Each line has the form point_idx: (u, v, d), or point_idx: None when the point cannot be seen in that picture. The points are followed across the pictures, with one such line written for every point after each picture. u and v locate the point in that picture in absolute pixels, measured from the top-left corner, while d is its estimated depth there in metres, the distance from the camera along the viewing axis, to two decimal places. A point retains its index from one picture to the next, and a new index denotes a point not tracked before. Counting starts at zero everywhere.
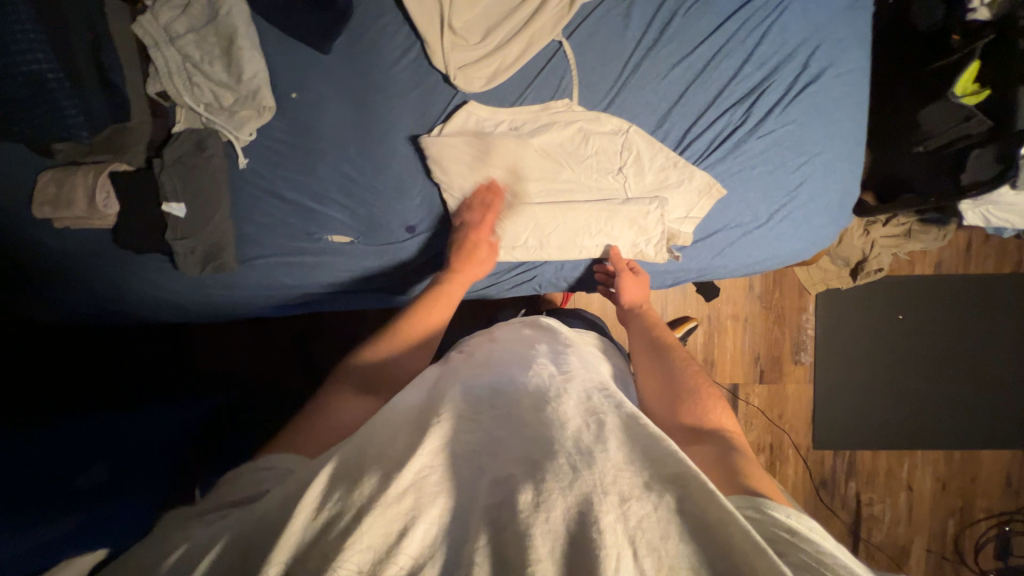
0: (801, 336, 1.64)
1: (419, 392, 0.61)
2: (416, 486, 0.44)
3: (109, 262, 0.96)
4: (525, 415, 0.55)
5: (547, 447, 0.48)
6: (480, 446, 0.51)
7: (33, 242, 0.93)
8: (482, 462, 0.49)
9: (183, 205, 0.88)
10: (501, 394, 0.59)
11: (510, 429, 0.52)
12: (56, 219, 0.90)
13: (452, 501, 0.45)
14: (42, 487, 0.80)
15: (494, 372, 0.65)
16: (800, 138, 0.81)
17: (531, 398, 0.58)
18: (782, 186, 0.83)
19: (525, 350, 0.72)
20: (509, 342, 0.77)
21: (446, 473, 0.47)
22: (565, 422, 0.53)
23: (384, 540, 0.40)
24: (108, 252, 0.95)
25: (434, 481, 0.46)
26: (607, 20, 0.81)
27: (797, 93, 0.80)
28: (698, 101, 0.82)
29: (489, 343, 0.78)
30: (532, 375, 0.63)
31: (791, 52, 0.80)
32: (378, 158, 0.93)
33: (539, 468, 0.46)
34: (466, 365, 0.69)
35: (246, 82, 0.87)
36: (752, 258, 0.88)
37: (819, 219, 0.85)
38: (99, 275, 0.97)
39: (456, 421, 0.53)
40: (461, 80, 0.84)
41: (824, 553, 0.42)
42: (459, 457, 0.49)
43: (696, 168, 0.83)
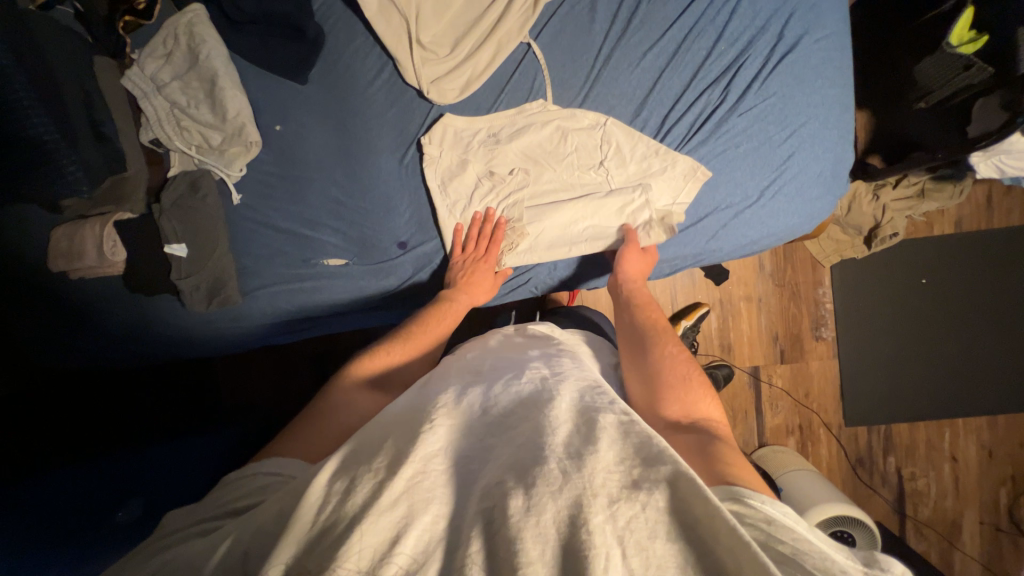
0: (820, 311, 1.58)
1: (414, 400, 0.63)
2: (407, 495, 0.45)
3: (125, 307, 1.01)
4: (516, 423, 0.56)
5: (539, 452, 0.49)
6: (473, 457, 0.52)
7: (53, 295, 0.98)
8: (472, 473, 0.50)
9: (184, 245, 0.91)
10: (493, 402, 0.60)
11: (501, 437, 0.54)
12: (70, 271, 0.95)
13: (442, 511, 0.46)
14: (86, 525, 0.83)
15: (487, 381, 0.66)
16: (784, 110, 0.79)
17: (524, 404, 0.59)
18: (770, 161, 0.80)
19: (517, 357, 0.74)
20: (500, 351, 0.79)
21: (440, 481, 0.48)
22: (557, 425, 0.53)
23: (378, 548, 0.42)
24: (122, 297, 1.00)
25: (427, 487, 0.47)
26: (572, 16, 0.81)
27: (775, 65, 0.78)
28: (674, 85, 0.81)
29: (483, 352, 0.80)
30: (524, 380, 0.64)
31: (764, 23, 0.78)
32: (364, 178, 0.94)
33: (529, 474, 0.47)
34: (460, 374, 0.71)
35: (231, 120, 0.90)
36: (747, 238, 0.85)
37: (813, 190, 0.82)
38: (114, 320, 1.02)
39: (450, 430, 0.54)
40: (435, 93, 0.85)
41: (800, 541, 0.43)
42: (452, 467, 0.50)
43: (678, 153, 0.81)
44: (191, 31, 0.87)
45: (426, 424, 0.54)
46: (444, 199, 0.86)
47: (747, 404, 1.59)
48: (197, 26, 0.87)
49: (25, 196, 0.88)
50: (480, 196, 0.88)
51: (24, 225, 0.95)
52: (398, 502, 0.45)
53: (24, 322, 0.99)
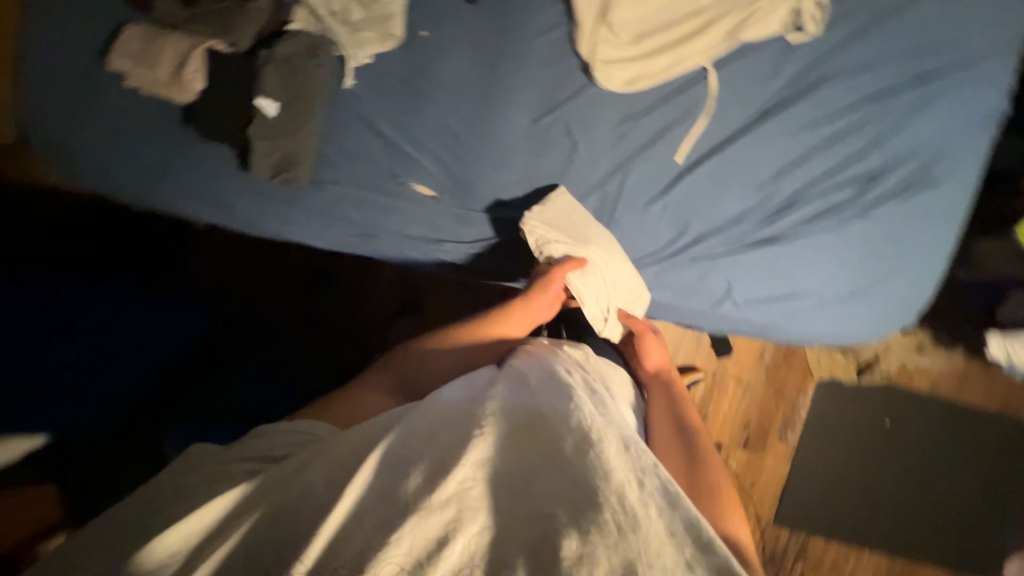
0: (794, 415, 1.68)
1: (470, 385, 0.60)
2: (456, 500, 0.44)
3: (171, 142, 0.90)
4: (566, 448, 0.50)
5: (591, 495, 0.45)
6: (523, 467, 0.49)
7: (98, 96, 0.88)
8: (523, 489, 0.47)
9: (277, 105, 0.83)
10: (552, 413, 0.54)
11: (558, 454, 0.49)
12: (132, 77, 0.85)
13: (479, 516, 0.44)
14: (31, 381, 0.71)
15: (550, 376, 0.61)
16: (899, 233, 0.84)
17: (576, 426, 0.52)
18: (869, 271, 0.84)
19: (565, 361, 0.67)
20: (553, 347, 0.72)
21: (485, 491, 0.46)
22: (610, 467, 0.48)
23: (436, 532, 0.42)
24: (168, 127, 0.89)
25: (476, 496, 0.45)
26: (756, 63, 0.83)
27: (907, 191, 0.83)
28: (819, 167, 0.83)
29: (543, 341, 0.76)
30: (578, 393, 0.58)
31: (913, 150, 0.83)
32: (488, 125, 0.87)
33: (584, 518, 0.44)
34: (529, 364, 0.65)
35: (383, 4, 0.85)
36: (816, 331, 0.88)
37: (892, 312, 0.87)
38: (145, 148, 0.90)
39: (497, 437, 0.51)
40: (600, 73, 0.83)
41: None
42: (497, 484, 0.47)
43: (795, 230, 0.83)
44: None
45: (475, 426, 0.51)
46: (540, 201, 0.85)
47: None
48: None
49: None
50: (593, 188, 0.86)
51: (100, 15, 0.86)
52: (450, 503, 0.43)
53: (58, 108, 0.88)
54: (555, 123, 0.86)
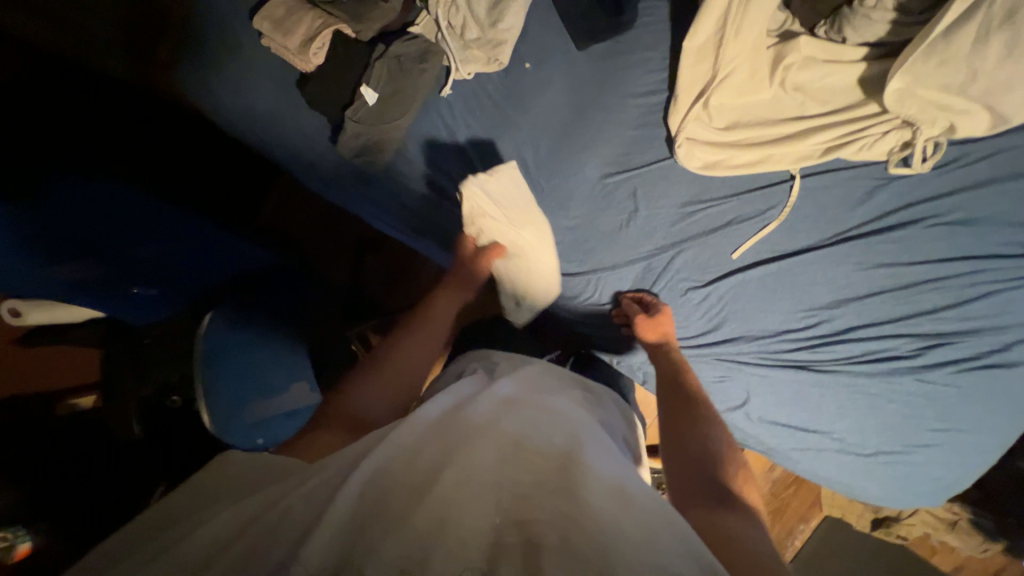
0: (786, 540, 1.54)
1: (457, 407, 0.58)
2: (436, 504, 0.41)
3: (279, 101, 0.98)
4: (548, 474, 0.46)
5: (576, 511, 0.41)
6: (504, 480, 0.45)
7: (227, 40, 0.95)
8: (512, 502, 0.43)
9: (376, 94, 0.89)
10: (533, 440, 0.51)
11: (547, 477, 0.46)
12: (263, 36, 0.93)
13: (463, 516, 0.40)
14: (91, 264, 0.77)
15: (537, 411, 0.59)
16: (953, 406, 0.76)
17: (559, 457, 0.49)
18: (906, 434, 0.78)
19: (552, 398, 0.64)
20: (541, 380, 0.69)
21: (463, 496, 0.42)
22: (595, 490, 0.45)
23: (416, 541, 0.38)
24: (280, 86, 0.97)
25: (456, 501, 0.41)
26: (848, 184, 0.79)
27: (979, 365, 0.75)
28: (884, 310, 0.77)
29: (542, 377, 0.70)
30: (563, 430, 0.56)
31: (999, 325, 0.75)
32: (560, 166, 0.89)
33: (569, 533, 0.39)
34: (519, 395, 0.62)
35: (499, 30, 0.87)
36: (826, 473, 0.83)
37: (917, 483, 0.80)
38: (255, 99, 0.97)
39: (476, 452, 0.48)
40: (683, 149, 0.82)
41: None
42: (480, 491, 0.43)
43: (836, 365, 0.78)
44: None
45: (455, 443, 0.49)
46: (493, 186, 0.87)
47: None
48: None
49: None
50: (640, 256, 0.86)
51: None
52: (434, 508, 0.40)
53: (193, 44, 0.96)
54: (623, 185, 0.87)
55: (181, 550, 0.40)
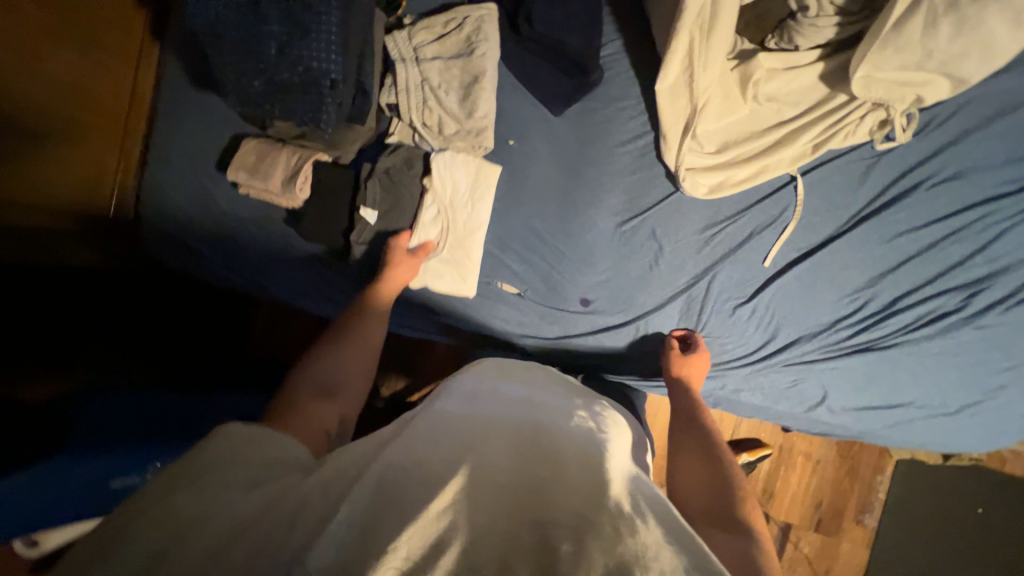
0: (870, 498, 1.57)
1: (466, 408, 0.55)
2: (446, 495, 0.38)
3: (273, 241, 0.95)
4: (565, 464, 0.45)
5: (592, 505, 0.39)
6: (516, 475, 0.43)
7: (208, 200, 0.94)
8: (528, 495, 0.40)
9: (376, 212, 0.90)
10: (546, 434, 0.50)
11: (568, 471, 0.44)
12: (239, 183, 0.92)
13: (473, 513, 0.37)
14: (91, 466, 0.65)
15: (555, 409, 0.57)
16: (1012, 343, 0.79)
17: (575, 452, 0.47)
18: (981, 382, 0.80)
19: (565, 397, 0.63)
20: (553, 384, 0.68)
21: (469, 492, 0.39)
22: (611, 487, 0.42)
23: (420, 545, 0.34)
24: (271, 228, 0.95)
25: (461, 496, 0.38)
26: (846, 170, 0.83)
27: (1019, 299, 0.79)
28: (920, 273, 0.81)
29: (553, 380, 0.70)
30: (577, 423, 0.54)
31: (1022, 257, 0.80)
32: (574, 227, 0.90)
33: (583, 527, 0.37)
34: (533, 395, 0.61)
35: (476, 119, 0.90)
36: (918, 439, 0.85)
37: (1006, 424, 0.82)
38: (251, 247, 0.96)
39: (487, 449, 0.45)
40: (687, 180, 0.85)
41: None
42: (488, 486, 0.40)
43: (898, 338, 0.81)
44: (478, 27, 0.89)
45: (470, 437, 0.47)
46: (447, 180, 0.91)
47: None
48: (486, 25, 0.89)
49: (247, 99, 0.84)
50: (678, 290, 0.88)
51: (214, 125, 0.94)
52: (445, 512, 0.36)
53: (183, 217, 0.95)
54: (641, 227, 0.88)
55: (208, 527, 0.35)
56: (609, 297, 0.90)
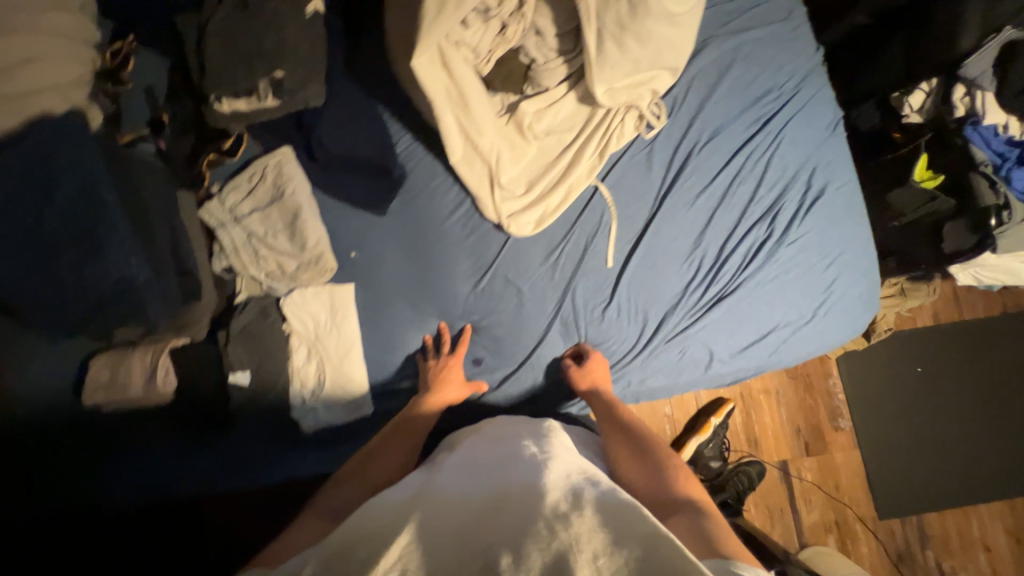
0: (835, 402, 1.66)
1: (417, 489, 0.64)
2: (402, 557, 0.46)
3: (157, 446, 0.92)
4: (506, 498, 0.57)
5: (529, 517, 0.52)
6: (468, 520, 0.53)
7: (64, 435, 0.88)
8: (481, 529, 0.52)
9: (248, 371, 0.90)
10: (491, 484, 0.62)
11: (511, 503, 0.55)
12: (103, 403, 0.90)
13: (432, 558, 0.47)
14: None
15: (487, 469, 0.68)
16: (823, 243, 0.90)
17: (514, 485, 0.60)
18: (818, 284, 0.90)
19: (503, 443, 0.75)
20: (493, 434, 0.80)
21: (423, 544, 0.49)
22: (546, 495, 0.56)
23: None
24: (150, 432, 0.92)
25: (417, 548, 0.48)
26: (633, 163, 0.95)
27: (809, 207, 0.91)
28: (728, 220, 0.92)
29: (483, 438, 0.80)
30: (514, 460, 0.67)
31: (794, 173, 0.93)
32: (440, 303, 0.97)
33: (522, 536, 0.49)
34: (478, 454, 0.72)
35: (311, 248, 0.94)
36: (803, 352, 0.93)
37: (858, 309, 0.91)
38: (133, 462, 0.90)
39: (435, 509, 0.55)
40: (512, 226, 0.93)
41: None
42: (441, 534, 0.51)
43: (737, 279, 0.91)
44: (280, 170, 0.96)
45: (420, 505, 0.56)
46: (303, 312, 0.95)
47: (783, 503, 1.60)
48: (287, 165, 0.96)
49: (72, 326, 0.83)
50: (550, 318, 0.94)
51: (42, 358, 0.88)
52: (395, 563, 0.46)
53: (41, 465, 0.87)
54: (496, 278, 0.95)
55: None
56: (494, 350, 0.96)
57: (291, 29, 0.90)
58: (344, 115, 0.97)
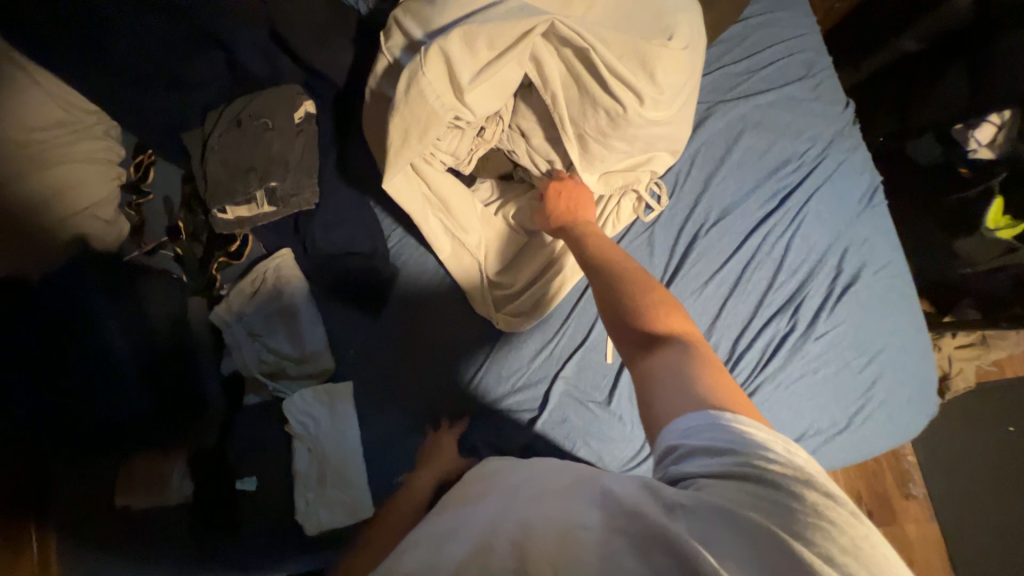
0: (903, 465, 1.45)
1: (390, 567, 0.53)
2: None
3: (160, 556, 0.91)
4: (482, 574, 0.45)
5: None
6: None
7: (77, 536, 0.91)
8: None
9: (252, 477, 0.95)
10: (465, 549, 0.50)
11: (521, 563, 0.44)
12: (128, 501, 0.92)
13: None
14: None
15: (474, 512, 0.57)
16: (858, 338, 0.79)
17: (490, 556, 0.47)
18: (852, 386, 0.78)
19: (492, 488, 0.62)
20: (482, 477, 0.67)
21: None
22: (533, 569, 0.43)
23: None
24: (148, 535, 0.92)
25: None
26: (634, 249, 0.85)
27: (839, 295, 0.80)
28: (743, 311, 0.81)
29: (472, 477, 0.69)
30: (496, 516, 0.54)
31: (820, 256, 0.81)
32: (436, 398, 0.97)
33: None
34: (459, 508, 0.60)
35: (309, 350, 0.97)
36: (838, 461, 0.81)
37: (902, 413, 0.79)
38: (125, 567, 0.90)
39: None
40: (504, 320, 0.94)
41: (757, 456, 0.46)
42: None
43: (758, 382, 0.79)
44: (279, 273, 0.99)
45: None
46: (299, 406, 0.96)
47: None
48: (285, 270, 0.99)
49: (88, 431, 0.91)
50: (550, 406, 0.94)
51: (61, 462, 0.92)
52: None
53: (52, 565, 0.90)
54: (492, 370, 0.96)
55: None
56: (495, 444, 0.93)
57: (278, 140, 0.93)
58: (336, 215, 0.98)
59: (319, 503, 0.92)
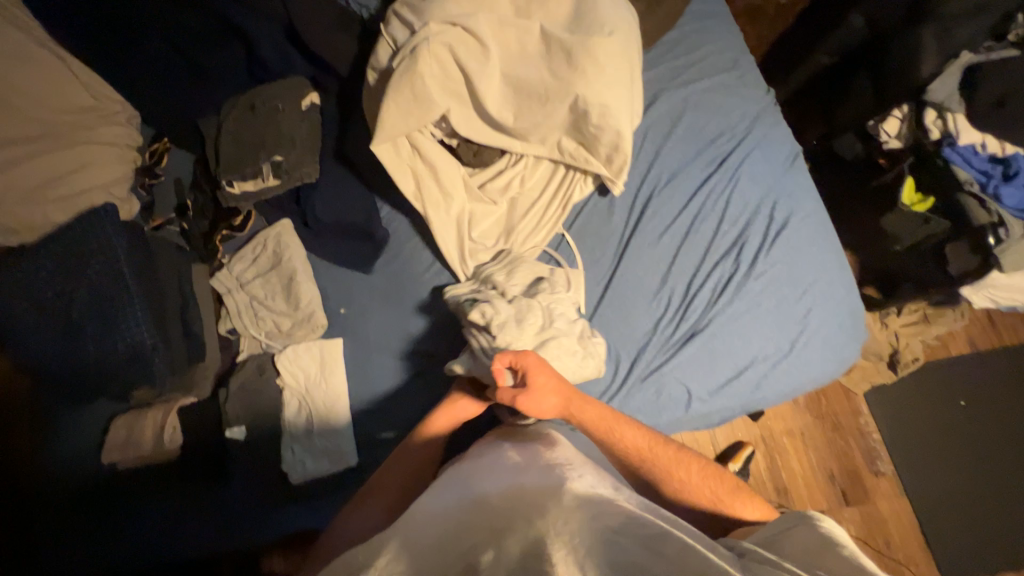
0: (870, 443, 1.50)
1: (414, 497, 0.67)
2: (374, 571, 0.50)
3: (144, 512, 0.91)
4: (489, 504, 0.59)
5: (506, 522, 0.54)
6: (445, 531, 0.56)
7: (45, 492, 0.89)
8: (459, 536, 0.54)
9: (243, 426, 0.97)
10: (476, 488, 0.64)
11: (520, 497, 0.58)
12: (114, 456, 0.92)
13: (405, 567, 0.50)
14: None
15: (484, 466, 0.70)
16: (792, 274, 0.91)
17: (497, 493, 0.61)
18: (791, 316, 0.89)
19: (495, 453, 0.75)
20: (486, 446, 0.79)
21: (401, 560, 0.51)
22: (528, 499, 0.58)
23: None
24: (128, 490, 0.91)
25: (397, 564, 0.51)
26: (596, 209, 0.99)
27: (774, 239, 0.92)
28: (694, 256, 0.93)
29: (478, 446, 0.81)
30: (499, 470, 0.68)
31: (755, 208, 0.95)
32: (421, 351, 1.03)
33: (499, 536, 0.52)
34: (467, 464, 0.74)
35: (304, 307, 1.05)
36: (787, 387, 0.90)
37: (837, 339, 0.90)
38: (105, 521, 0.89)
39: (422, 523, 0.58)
40: None
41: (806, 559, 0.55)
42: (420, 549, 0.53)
43: (709, 314, 0.90)
44: (279, 239, 1.09)
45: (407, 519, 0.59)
46: (286, 362, 1.02)
47: None
48: (285, 236, 1.09)
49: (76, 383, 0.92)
50: None
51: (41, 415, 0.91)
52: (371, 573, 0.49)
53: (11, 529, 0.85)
54: None
55: None
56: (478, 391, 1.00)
57: (288, 120, 1.06)
58: (333, 188, 1.09)
59: (307, 450, 0.97)
